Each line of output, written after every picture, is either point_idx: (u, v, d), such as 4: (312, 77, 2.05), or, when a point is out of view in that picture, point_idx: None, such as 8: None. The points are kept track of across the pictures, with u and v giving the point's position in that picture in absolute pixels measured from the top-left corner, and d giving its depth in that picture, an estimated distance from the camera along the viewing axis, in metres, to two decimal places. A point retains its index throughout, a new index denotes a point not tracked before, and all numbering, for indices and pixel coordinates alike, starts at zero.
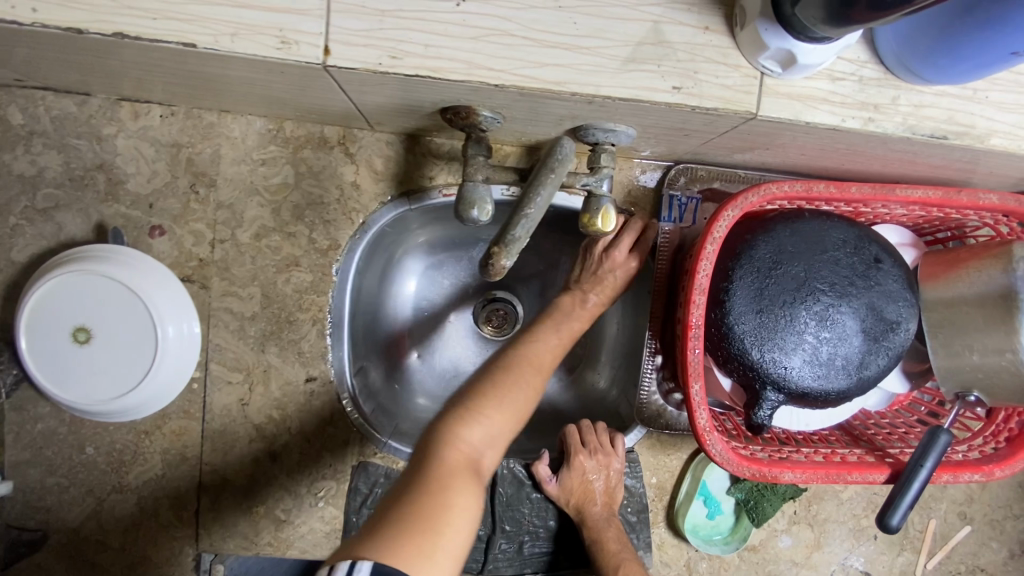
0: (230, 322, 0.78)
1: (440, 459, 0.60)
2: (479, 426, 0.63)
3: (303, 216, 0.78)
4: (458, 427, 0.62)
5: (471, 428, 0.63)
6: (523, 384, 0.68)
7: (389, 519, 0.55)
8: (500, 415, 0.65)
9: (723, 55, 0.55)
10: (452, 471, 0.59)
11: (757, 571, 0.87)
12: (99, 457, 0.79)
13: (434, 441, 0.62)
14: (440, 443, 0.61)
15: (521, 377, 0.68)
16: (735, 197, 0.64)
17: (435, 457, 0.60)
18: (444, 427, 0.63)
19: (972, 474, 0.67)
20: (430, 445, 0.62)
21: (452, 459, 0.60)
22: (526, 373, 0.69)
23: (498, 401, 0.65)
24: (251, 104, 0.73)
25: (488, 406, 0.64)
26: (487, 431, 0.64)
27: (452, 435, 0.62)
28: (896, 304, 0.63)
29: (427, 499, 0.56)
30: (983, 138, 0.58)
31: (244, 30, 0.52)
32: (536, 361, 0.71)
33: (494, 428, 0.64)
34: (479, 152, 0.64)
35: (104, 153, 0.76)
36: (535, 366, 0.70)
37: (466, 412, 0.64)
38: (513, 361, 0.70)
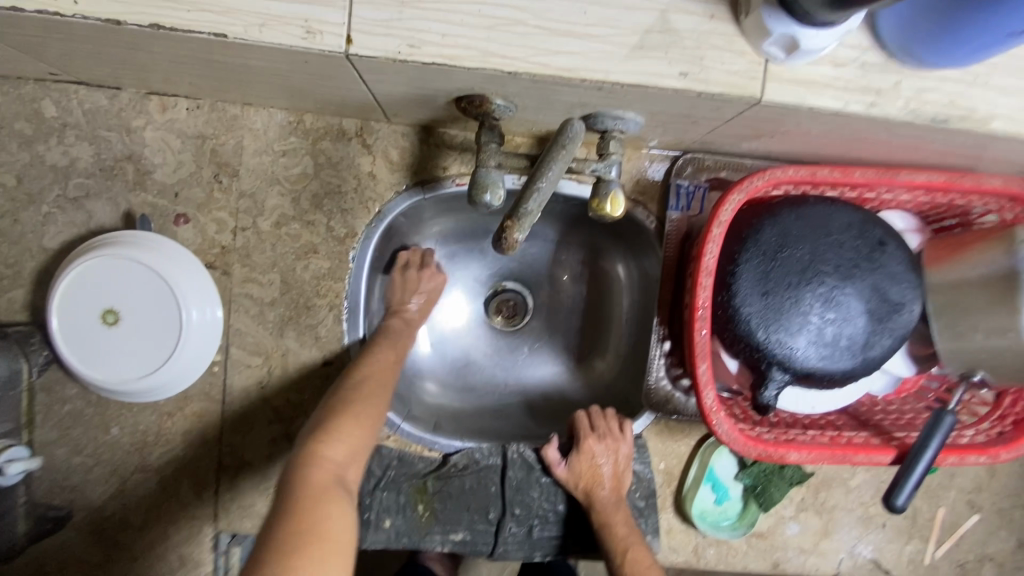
0: (250, 307, 0.81)
1: (305, 479, 0.59)
2: (336, 441, 0.63)
3: (321, 205, 0.81)
4: (318, 445, 0.62)
5: (326, 443, 0.62)
6: (373, 400, 0.70)
7: (263, 545, 0.52)
8: (353, 430, 0.65)
9: (729, 43, 0.57)
10: (318, 488, 0.58)
11: (765, 557, 0.87)
12: (123, 437, 0.81)
13: (299, 463, 0.60)
14: (303, 464, 0.60)
15: (360, 397, 0.69)
16: (741, 182, 0.65)
17: (300, 478, 0.59)
18: (306, 448, 0.62)
19: (978, 456, 0.68)
20: (294, 468, 0.60)
21: (318, 476, 0.59)
22: (369, 390, 0.71)
23: (347, 415, 0.66)
24: (273, 96, 0.76)
25: (336, 423, 0.65)
26: (342, 445, 0.63)
27: (313, 454, 0.61)
28: (900, 286, 0.64)
29: (299, 518, 0.54)
30: (984, 123, 0.59)
31: (271, 21, 0.55)
32: (377, 378, 0.73)
33: (350, 441, 0.64)
34: (492, 139, 0.67)
35: (133, 144, 0.79)
36: (374, 385, 0.72)
37: (320, 429, 0.64)
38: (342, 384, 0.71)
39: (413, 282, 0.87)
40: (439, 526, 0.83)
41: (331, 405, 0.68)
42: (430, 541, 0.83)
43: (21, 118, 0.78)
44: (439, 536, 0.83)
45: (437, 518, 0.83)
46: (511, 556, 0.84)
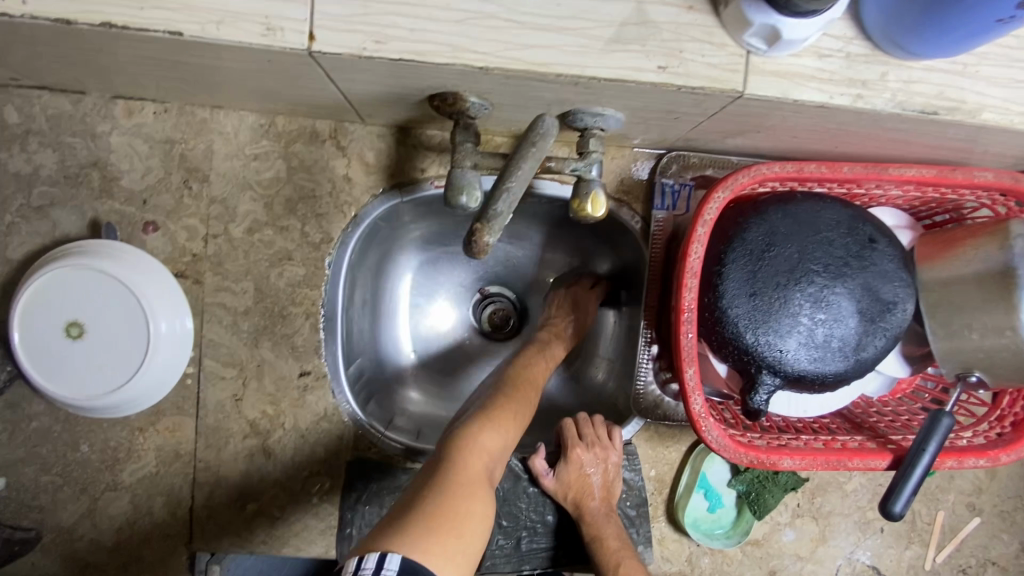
0: (223, 317, 0.78)
1: (465, 463, 0.60)
2: (492, 432, 0.65)
3: (295, 209, 0.78)
4: (478, 433, 0.64)
5: (487, 433, 0.65)
6: (522, 402, 0.72)
7: (411, 513, 0.54)
8: (512, 425, 0.68)
9: (708, 34, 0.55)
10: (472, 478, 0.59)
11: (760, 566, 0.85)
12: (93, 454, 0.78)
13: (456, 447, 0.62)
14: (460, 451, 0.61)
15: (518, 397, 0.72)
16: (726, 179, 0.63)
17: (460, 462, 0.60)
18: (469, 433, 0.64)
19: (977, 459, 0.65)
20: (456, 451, 0.62)
21: (477, 467, 0.61)
22: (522, 392, 0.73)
23: (503, 410, 0.69)
24: (243, 98, 0.73)
25: (495, 417, 0.67)
26: (497, 437, 0.65)
27: (473, 441, 0.63)
28: (892, 284, 0.62)
29: (452, 499, 0.56)
30: (975, 113, 0.57)
31: (230, 19, 0.53)
32: (530, 383, 0.75)
33: (505, 433, 0.67)
34: (467, 138, 0.64)
35: (98, 150, 0.76)
36: (528, 386, 0.75)
37: (484, 417, 0.67)
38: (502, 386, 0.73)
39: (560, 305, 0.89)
40: None
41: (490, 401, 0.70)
42: None
43: None
44: None
45: None
46: (499, 569, 0.81)
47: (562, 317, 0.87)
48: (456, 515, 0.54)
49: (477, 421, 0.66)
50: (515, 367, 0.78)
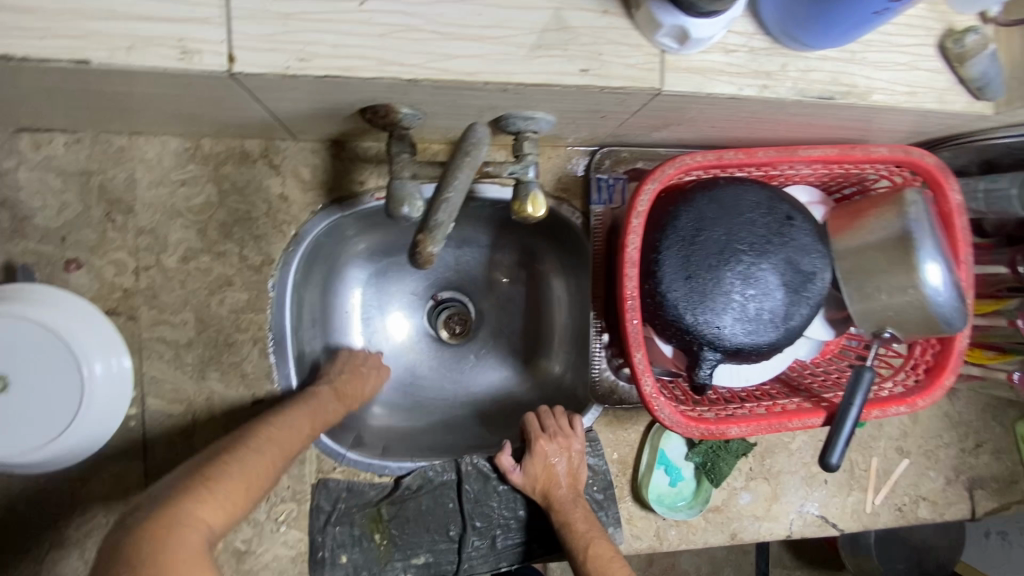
0: (164, 352, 0.75)
1: (178, 540, 0.48)
2: (208, 502, 0.53)
3: (231, 233, 0.76)
4: (195, 506, 0.52)
5: (212, 500, 0.54)
6: (255, 467, 0.60)
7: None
8: (236, 495, 0.56)
9: (624, 36, 0.58)
10: (189, 557, 0.48)
11: (723, 530, 0.90)
12: (32, 512, 0.73)
13: (168, 519, 0.50)
14: (175, 522, 0.50)
15: (251, 461, 0.60)
16: (654, 171, 0.67)
17: (173, 537, 0.48)
18: (174, 506, 0.51)
19: (898, 406, 0.72)
20: (165, 522, 0.50)
21: (195, 538, 0.50)
22: (258, 455, 0.61)
23: (226, 484, 0.56)
24: (163, 123, 0.70)
25: (207, 482, 0.55)
26: (220, 510, 0.54)
27: (188, 514, 0.51)
28: (810, 256, 0.67)
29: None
30: (865, 96, 0.63)
31: (140, 43, 0.51)
32: (275, 450, 0.63)
33: (230, 507, 0.55)
34: (403, 149, 0.65)
35: (5, 188, 0.71)
36: (270, 446, 0.64)
37: (206, 486, 0.54)
38: (222, 455, 0.59)
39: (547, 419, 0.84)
40: (399, 552, 0.80)
41: (213, 467, 0.57)
42: (391, 570, 0.80)
43: None
44: (401, 563, 0.80)
45: (396, 545, 0.80)
46: (477, 570, 0.82)
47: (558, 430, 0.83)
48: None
49: (199, 485, 0.54)
50: (261, 432, 0.65)
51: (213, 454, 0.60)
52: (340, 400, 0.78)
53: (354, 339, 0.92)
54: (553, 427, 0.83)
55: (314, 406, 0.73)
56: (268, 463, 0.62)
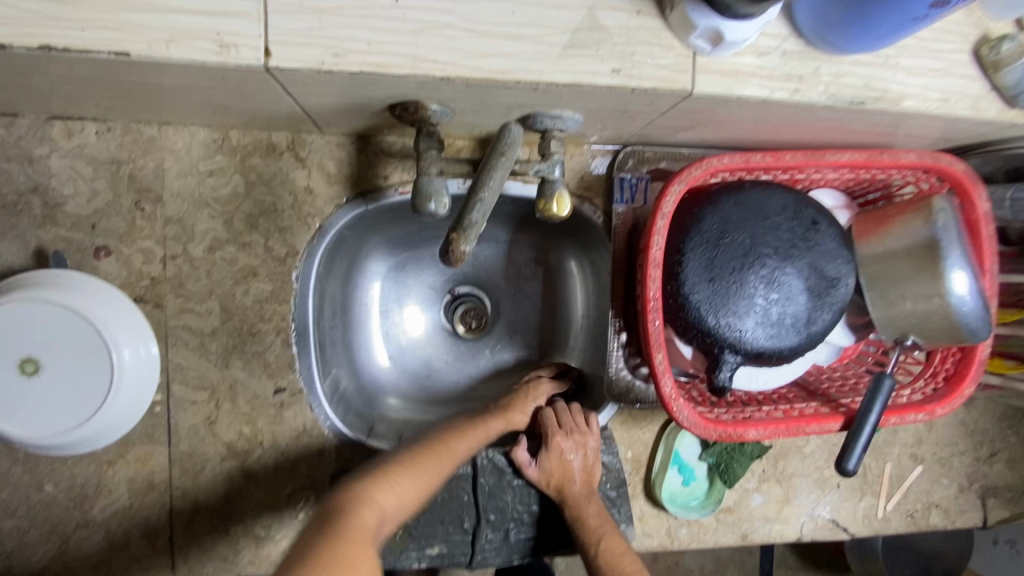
0: (189, 339, 0.76)
1: (359, 514, 0.60)
2: (389, 490, 0.65)
3: (257, 224, 0.77)
4: (374, 490, 0.64)
5: (387, 488, 0.65)
6: (430, 467, 0.71)
7: (308, 549, 0.54)
8: (410, 485, 0.67)
9: (656, 37, 0.57)
10: (363, 532, 0.58)
11: (733, 531, 0.90)
12: (59, 493, 0.75)
13: (352, 499, 0.62)
14: (360, 500, 0.62)
15: (429, 460, 0.72)
16: (680, 172, 0.67)
17: (357, 511, 0.60)
18: (362, 487, 0.64)
19: (917, 414, 0.72)
20: (352, 501, 0.61)
21: (369, 519, 0.60)
22: (432, 453, 0.73)
23: (406, 476, 0.68)
24: (193, 114, 0.71)
25: (384, 471, 0.67)
26: (392, 497, 0.65)
27: (369, 495, 0.63)
28: (835, 262, 0.67)
29: (339, 546, 0.55)
30: (897, 101, 0.63)
31: (180, 37, 0.51)
32: (450, 453, 0.75)
33: (402, 498, 0.66)
34: (431, 146, 0.65)
35: (37, 175, 0.72)
36: (447, 449, 0.75)
37: (380, 477, 0.66)
38: (395, 456, 0.71)
39: (564, 415, 0.86)
40: (414, 542, 0.81)
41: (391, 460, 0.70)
42: (406, 559, 0.80)
43: None
44: (415, 553, 0.81)
45: (411, 535, 0.81)
46: (489, 562, 0.83)
47: (574, 426, 0.84)
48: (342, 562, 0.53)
49: (375, 474, 0.66)
50: (440, 432, 0.77)
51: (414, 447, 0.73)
52: (501, 415, 0.85)
53: (371, 331, 0.93)
54: (568, 420, 0.85)
55: (483, 427, 0.82)
56: (445, 462, 0.73)
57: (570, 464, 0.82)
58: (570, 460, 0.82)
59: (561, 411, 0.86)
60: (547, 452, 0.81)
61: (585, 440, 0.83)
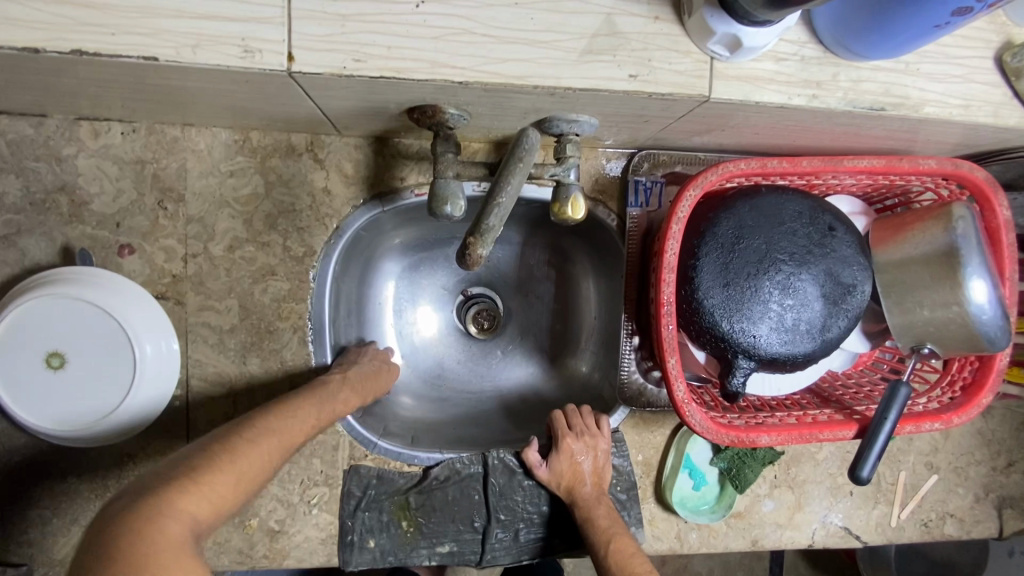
0: (208, 336, 0.78)
1: (158, 533, 0.45)
2: (195, 493, 0.50)
3: (276, 224, 0.78)
4: (174, 495, 0.48)
5: (191, 494, 0.49)
6: (255, 457, 0.57)
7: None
8: (227, 486, 0.53)
9: (674, 43, 0.58)
10: (160, 552, 0.44)
11: (744, 536, 0.90)
12: (81, 484, 0.77)
13: (139, 515, 0.46)
14: (156, 512, 0.46)
15: (258, 449, 0.58)
16: (696, 177, 0.67)
17: (147, 536, 0.44)
18: (155, 499, 0.47)
19: (932, 423, 0.71)
20: (143, 516, 0.46)
21: (169, 532, 0.46)
22: (262, 439, 0.59)
23: (229, 470, 0.54)
24: (214, 115, 0.72)
25: (194, 471, 0.52)
26: (207, 501, 0.51)
27: (166, 506, 0.47)
28: (851, 268, 0.66)
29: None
30: (918, 108, 0.62)
31: (205, 42, 0.52)
32: (260, 439, 0.59)
33: (217, 499, 0.51)
34: (448, 149, 0.66)
35: (65, 174, 0.74)
36: (268, 434, 0.60)
37: (188, 478, 0.51)
38: (211, 445, 0.56)
39: (575, 417, 0.86)
40: (425, 540, 0.82)
41: (197, 459, 0.53)
42: (417, 556, 0.81)
43: None
44: (426, 550, 0.82)
45: (422, 533, 0.82)
46: (499, 561, 0.84)
47: (584, 428, 0.84)
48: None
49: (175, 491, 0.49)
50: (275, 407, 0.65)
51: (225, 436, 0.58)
52: (358, 391, 0.75)
53: (386, 331, 0.94)
54: (579, 422, 0.85)
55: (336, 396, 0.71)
56: (284, 437, 0.62)
57: (581, 466, 0.82)
58: (581, 462, 0.82)
59: (570, 413, 0.86)
60: (558, 454, 0.82)
61: (596, 442, 0.83)
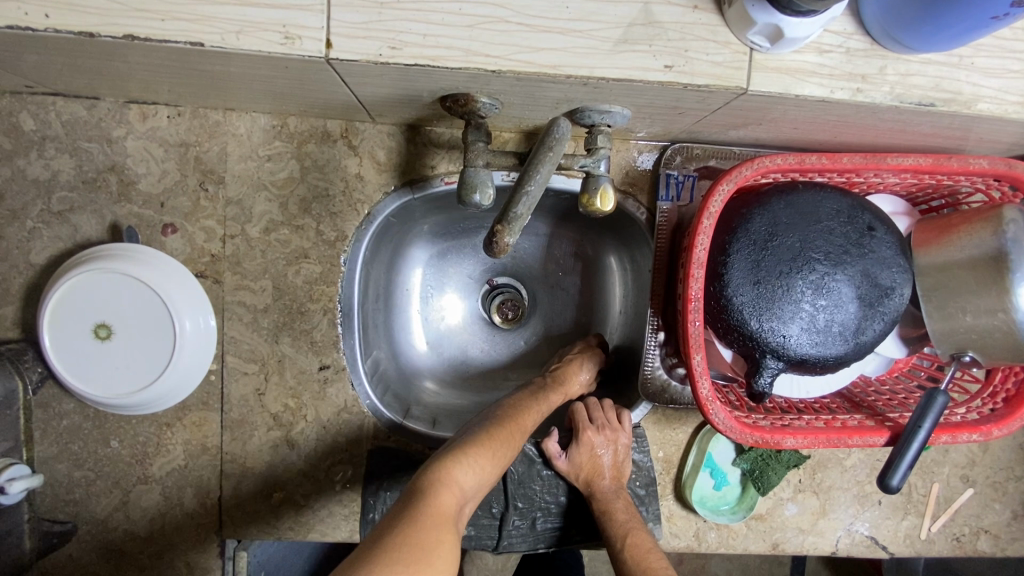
0: (243, 314, 0.81)
1: (437, 493, 0.59)
2: (468, 469, 0.65)
3: (310, 208, 0.80)
4: (455, 468, 0.64)
5: (463, 468, 0.64)
6: (503, 444, 0.71)
7: (383, 530, 0.54)
8: (485, 465, 0.67)
9: (712, 33, 0.56)
10: (445, 511, 0.58)
11: (764, 539, 0.89)
12: (123, 449, 0.81)
13: (432, 480, 0.61)
14: (439, 482, 0.61)
15: (504, 440, 0.72)
16: (729, 172, 0.65)
17: (439, 491, 0.60)
18: (440, 468, 0.63)
19: (970, 434, 0.68)
20: (436, 478, 0.61)
21: (447, 498, 0.60)
22: (509, 430, 0.73)
23: (482, 452, 0.68)
24: (255, 101, 0.75)
25: (475, 450, 0.67)
26: (471, 480, 0.64)
27: (450, 474, 0.62)
28: (890, 270, 0.64)
29: (422, 527, 0.54)
30: (970, 104, 0.59)
31: (249, 28, 0.54)
32: (521, 430, 0.75)
33: (479, 480, 0.65)
34: (479, 138, 0.66)
35: (115, 155, 0.78)
36: (514, 422, 0.75)
37: (459, 455, 0.66)
38: (470, 432, 0.71)
39: (597, 409, 0.86)
40: None
41: (469, 441, 0.68)
42: None
43: None
44: None
45: None
46: (515, 548, 0.85)
47: (605, 421, 0.84)
48: (426, 543, 0.52)
49: (450, 457, 0.65)
50: (507, 407, 0.78)
51: (493, 423, 0.73)
52: (561, 388, 0.85)
53: (411, 317, 0.95)
54: (599, 415, 0.85)
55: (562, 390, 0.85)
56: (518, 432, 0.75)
57: (600, 460, 0.82)
58: (601, 456, 0.82)
59: (590, 402, 0.88)
60: (578, 446, 0.82)
61: (615, 437, 0.83)
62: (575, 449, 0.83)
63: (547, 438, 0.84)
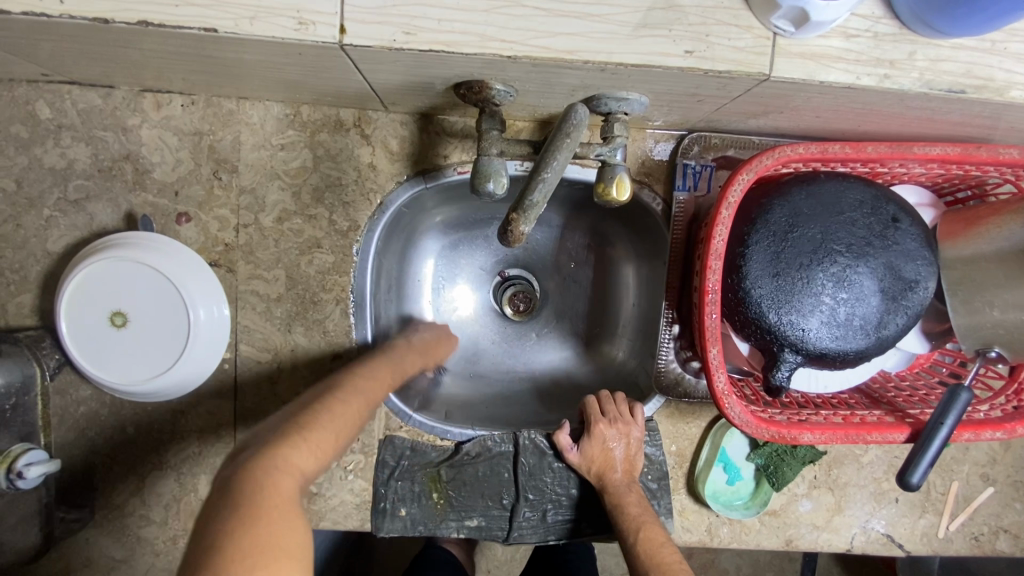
0: (256, 304, 0.81)
1: (270, 481, 0.47)
2: (304, 445, 0.52)
3: (322, 198, 0.80)
4: (288, 447, 0.50)
5: (302, 447, 0.51)
6: (347, 417, 0.60)
7: (205, 549, 0.41)
8: (323, 443, 0.55)
9: (735, 18, 0.55)
10: (280, 502, 0.45)
11: (778, 535, 0.88)
12: (139, 436, 0.82)
13: (257, 463, 0.48)
14: (265, 465, 0.48)
15: (343, 411, 0.60)
16: (749, 161, 0.64)
17: (266, 478, 0.47)
18: (268, 451, 0.49)
19: (994, 431, 0.67)
20: (262, 465, 0.48)
21: (284, 484, 0.47)
22: (352, 402, 0.62)
23: (322, 430, 0.55)
24: (267, 88, 0.74)
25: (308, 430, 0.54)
26: (311, 455, 0.52)
27: (283, 458, 0.49)
28: (914, 263, 0.62)
29: (257, 529, 0.42)
30: (1002, 91, 0.57)
31: (263, 14, 0.53)
32: (364, 403, 0.63)
33: (321, 453, 0.54)
34: (493, 126, 0.65)
35: (130, 143, 0.78)
36: (356, 394, 0.64)
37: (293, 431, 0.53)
38: (312, 407, 0.58)
39: (609, 401, 0.85)
40: (454, 513, 0.84)
41: (304, 419, 0.55)
42: (446, 528, 0.84)
43: (16, 121, 0.77)
44: (455, 522, 0.84)
45: (452, 505, 0.84)
46: (526, 540, 0.85)
47: (617, 414, 0.83)
48: (265, 550, 0.42)
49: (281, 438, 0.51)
50: (353, 377, 0.67)
51: (321, 396, 0.61)
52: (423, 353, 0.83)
53: (423, 308, 0.95)
54: (611, 407, 0.84)
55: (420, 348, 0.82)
56: (364, 402, 0.64)
57: (612, 453, 0.82)
58: (614, 449, 0.82)
59: (600, 394, 0.87)
60: (590, 439, 0.82)
61: (627, 430, 0.82)
62: (587, 441, 0.82)
63: (558, 431, 0.83)
